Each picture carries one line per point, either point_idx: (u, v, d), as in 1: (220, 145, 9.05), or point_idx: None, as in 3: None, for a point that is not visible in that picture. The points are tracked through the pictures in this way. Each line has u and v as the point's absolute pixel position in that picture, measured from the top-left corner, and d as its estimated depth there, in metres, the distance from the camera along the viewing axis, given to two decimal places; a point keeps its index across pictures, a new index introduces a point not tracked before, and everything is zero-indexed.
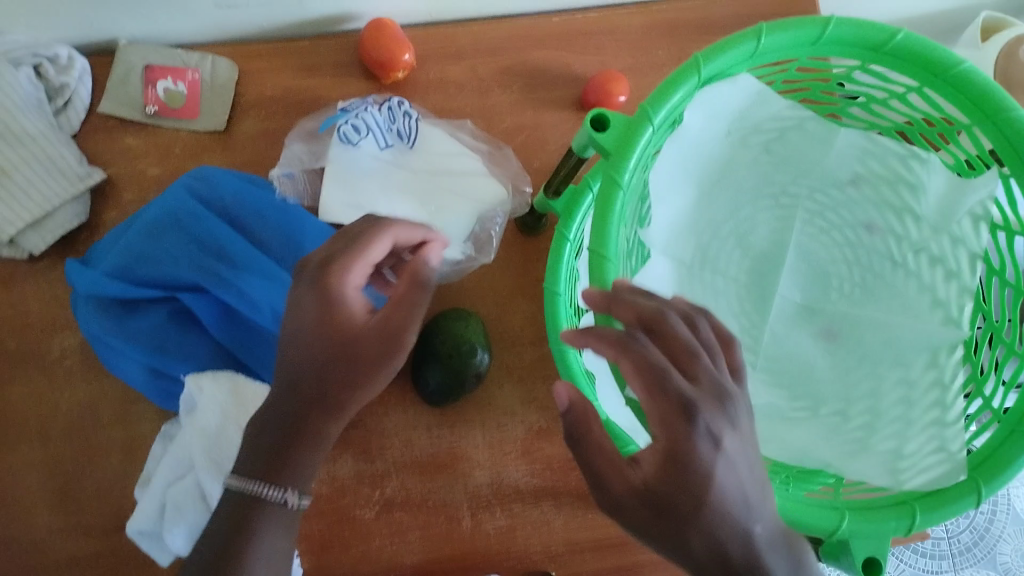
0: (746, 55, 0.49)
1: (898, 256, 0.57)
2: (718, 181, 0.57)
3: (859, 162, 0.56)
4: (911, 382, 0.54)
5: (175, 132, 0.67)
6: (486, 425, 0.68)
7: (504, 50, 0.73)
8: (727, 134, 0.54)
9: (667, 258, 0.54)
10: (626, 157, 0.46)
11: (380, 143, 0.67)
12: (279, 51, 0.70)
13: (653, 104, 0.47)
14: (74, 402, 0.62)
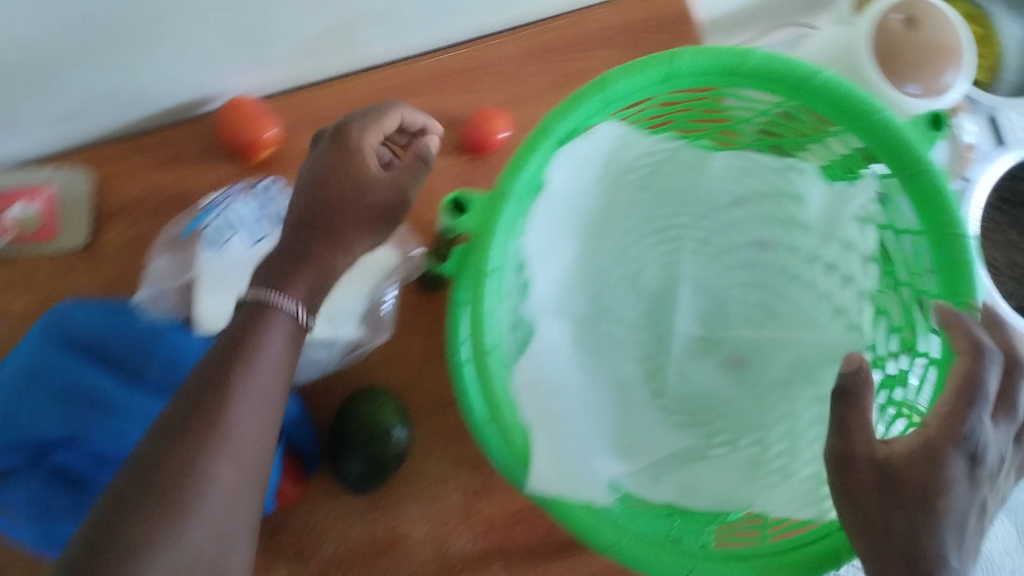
0: (599, 107, 0.50)
1: (792, 269, 0.55)
2: (597, 227, 0.53)
3: (738, 182, 0.54)
4: (828, 398, 0.52)
5: (38, 257, 0.63)
6: (420, 499, 0.65)
7: (373, 105, 0.69)
8: (598, 181, 0.51)
9: (563, 321, 0.52)
10: (489, 243, 0.49)
11: (252, 236, 0.59)
12: (133, 150, 0.65)
13: (509, 176, 0.49)
14: None
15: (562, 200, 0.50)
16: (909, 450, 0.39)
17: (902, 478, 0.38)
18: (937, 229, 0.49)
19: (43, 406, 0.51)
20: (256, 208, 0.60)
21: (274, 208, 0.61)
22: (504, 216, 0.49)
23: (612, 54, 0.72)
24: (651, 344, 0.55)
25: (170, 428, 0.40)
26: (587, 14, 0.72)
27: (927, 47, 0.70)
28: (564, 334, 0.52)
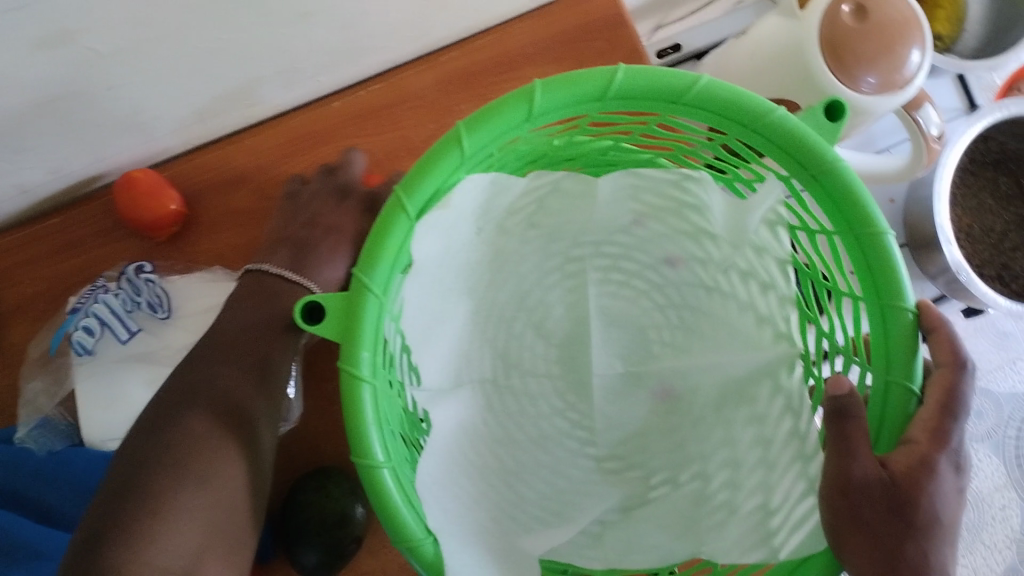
0: (453, 169, 0.41)
1: (711, 281, 0.49)
2: (490, 281, 0.48)
3: (632, 200, 0.47)
4: (762, 418, 0.47)
5: None
6: (387, 568, 0.61)
7: (288, 158, 0.63)
8: (477, 233, 0.45)
9: (459, 395, 0.47)
10: (358, 345, 0.39)
11: (123, 332, 0.55)
12: (28, 239, 0.60)
13: (364, 269, 0.40)
14: None
15: (436, 266, 0.43)
16: (911, 467, 0.40)
17: (903, 494, 0.40)
18: (855, 230, 0.43)
19: None
20: (128, 298, 0.55)
21: (148, 295, 0.56)
22: (369, 313, 0.39)
23: (546, 71, 0.64)
24: (571, 393, 0.55)
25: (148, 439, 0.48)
26: (515, 28, 0.64)
27: (883, 36, 0.61)
28: (466, 407, 0.48)
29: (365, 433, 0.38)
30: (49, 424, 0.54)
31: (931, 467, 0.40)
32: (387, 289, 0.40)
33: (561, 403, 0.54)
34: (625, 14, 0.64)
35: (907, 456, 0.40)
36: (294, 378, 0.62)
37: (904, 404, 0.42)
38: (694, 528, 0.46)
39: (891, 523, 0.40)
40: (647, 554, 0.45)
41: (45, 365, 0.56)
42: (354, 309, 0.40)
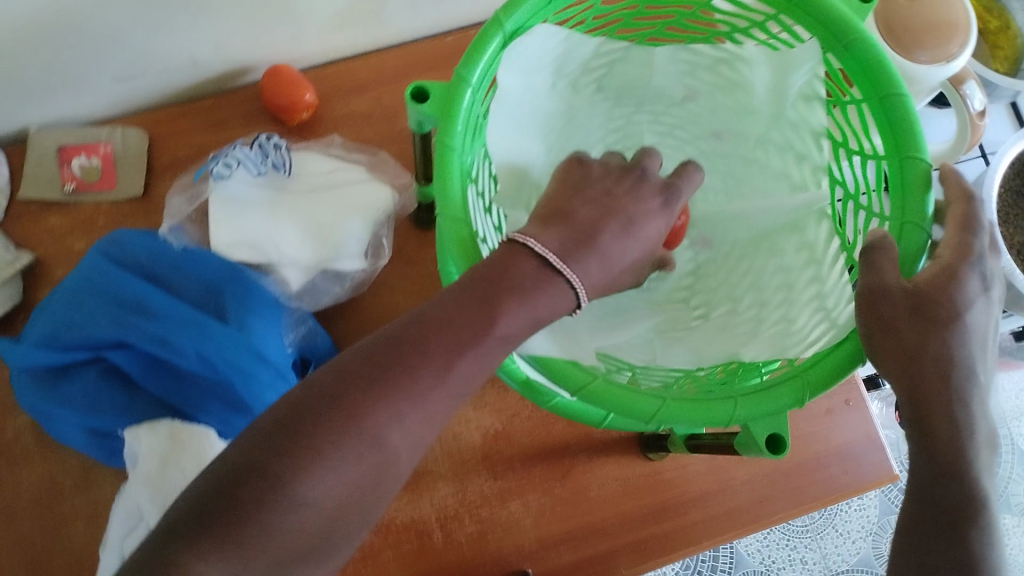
0: (542, 4, 0.49)
1: (751, 155, 0.57)
2: (561, 131, 0.56)
3: (688, 77, 0.55)
4: (788, 266, 0.53)
5: (97, 205, 0.69)
6: (443, 437, 0.70)
7: (405, 76, 0.74)
8: (553, 81, 0.53)
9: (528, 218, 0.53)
10: (453, 122, 0.47)
11: (255, 173, 0.64)
12: (186, 112, 0.71)
13: (465, 66, 0.48)
14: (35, 480, 0.65)
15: (519, 99, 0.51)
16: (934, 280, 0.42)
17: (931, 305, 0.42)
18: (878, 90, 0.48)
19: (102, 310, 0.56)
20: (260, 157, 0.64)
21: (275, 156, 0.65)
22: (463, 100, 0.47)
23: None
24: None
25: (313, 404, 0.35)
26: None
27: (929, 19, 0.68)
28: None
29: (450, 184, 0.45)
30: (183, 229, 0.63)
31: (955, 272, 0.42)
32: (477, 90, 0.48)
33: None
34: None
35: (939, 273, 0.42)
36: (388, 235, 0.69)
37: (918, 241, 0.45)
38: (723, 337, 0.51)
39: (918, 333, 0.42)
40: (686, 355, 0.49)
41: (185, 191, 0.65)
42: (452, 103, 0.47)
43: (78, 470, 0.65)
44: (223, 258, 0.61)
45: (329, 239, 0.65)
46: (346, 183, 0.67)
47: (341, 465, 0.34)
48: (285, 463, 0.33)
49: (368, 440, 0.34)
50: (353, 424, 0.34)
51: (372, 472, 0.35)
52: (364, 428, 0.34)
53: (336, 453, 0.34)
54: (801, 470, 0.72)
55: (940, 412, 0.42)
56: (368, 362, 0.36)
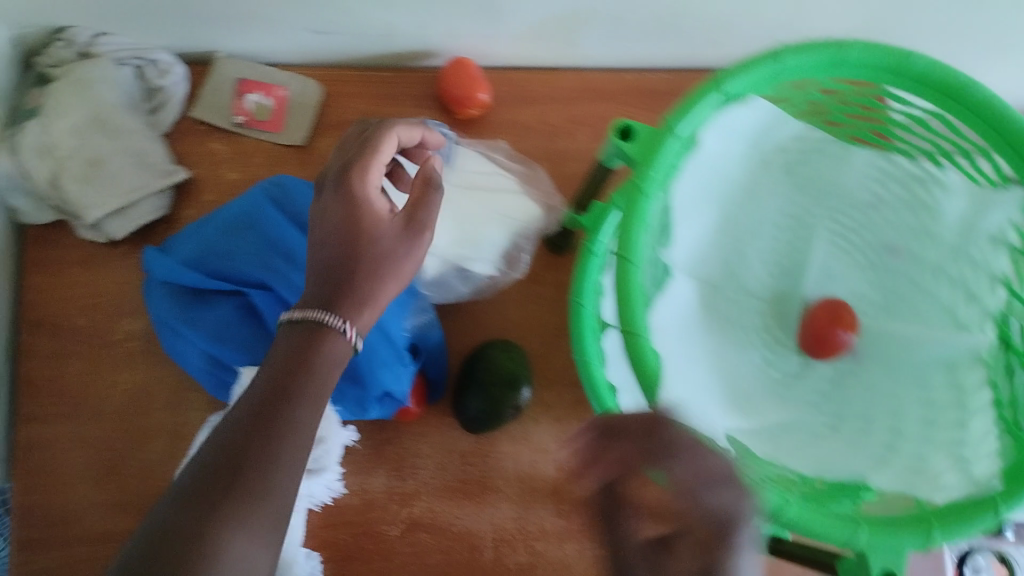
0: (765, 75, 0.47)
1: (920, 280, 0.54)
2: (742, 205, 0.54)
3: (878, 184, 0.54)
4: (930, 400, 0.51)
5: (258, 143, 0.71)
6: (519, 458, 0.69)
7: (578, 100, 0.74)
8: (748, 155, 0.53)
9: (691, 280, 0.52)
10: (650, 169, 0.47)
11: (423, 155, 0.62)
12: (363, 78, 0.73)
13: (676, 116, 0.47)
14: (131, 385, 0.66)
15: (712, 163, 0.51)
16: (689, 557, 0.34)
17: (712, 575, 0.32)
18: None
19: (252, 250, 0.56)
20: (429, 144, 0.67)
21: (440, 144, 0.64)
22: (665, 150, 0.47)
23: None
24: (771, 319, 0.55)
25: (186, 513, 0.37)
26: None
27: None
28: (693, 296, 0.52)
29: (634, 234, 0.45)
30: None
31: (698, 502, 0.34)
32: (685, 143, 0.48)
33: (764, 336, 0.55)
34: None
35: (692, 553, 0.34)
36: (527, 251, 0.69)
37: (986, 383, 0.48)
38: (858, 454, 0.50)
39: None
40: (810, 459, 0.49)
41: None
42: (655, 150, 0.47)
43: (173, 386, 0.66)
44: None
45: (472, 240, 0.64)
46: (499, 190, 0.67)
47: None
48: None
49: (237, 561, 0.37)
50: (220, 550, 0.36)
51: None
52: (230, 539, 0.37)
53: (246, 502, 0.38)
54: None
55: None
56: (234, 448, 0.39)
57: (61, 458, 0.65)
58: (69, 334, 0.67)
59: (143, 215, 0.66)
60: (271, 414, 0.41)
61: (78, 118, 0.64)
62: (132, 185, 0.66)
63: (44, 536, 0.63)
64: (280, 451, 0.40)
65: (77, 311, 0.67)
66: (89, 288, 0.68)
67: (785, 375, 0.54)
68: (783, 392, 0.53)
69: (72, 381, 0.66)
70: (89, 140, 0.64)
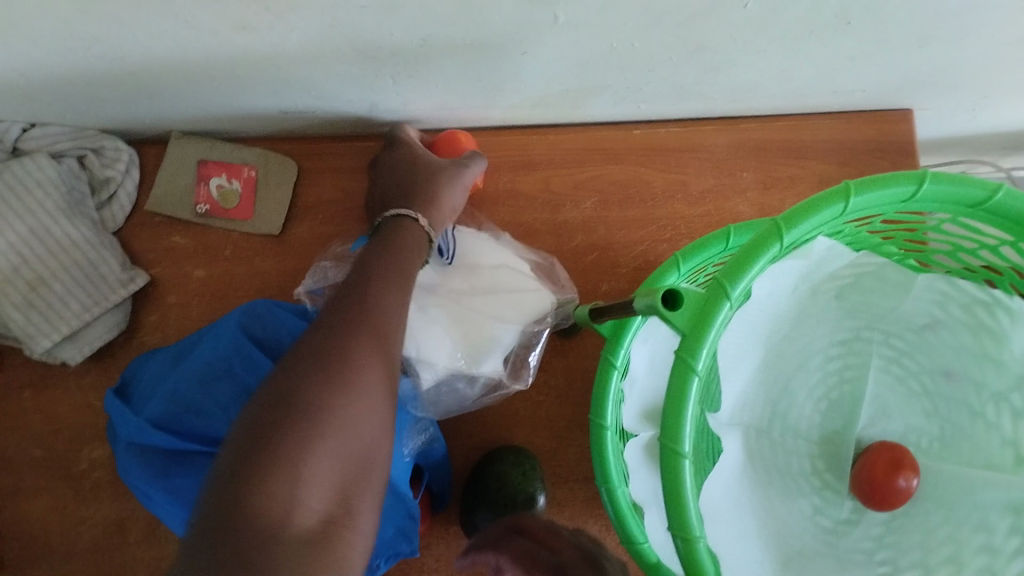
0: (829, 219, 0.42)
1: (977, 409, 0.49)
2: (788, 339, 0.48)
3: (937, 308, 0.48)
4: (995, 549, 0.46)
5: (226, 233, 0.63)
6: None
7: (581, 163, 0.67)
8: (796, 290, 0.46)
9: (736, 435, 0.47)
10: (700, 339, 0.41)
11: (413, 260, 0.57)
12: (340, 151, 0.64)
13: (729, 276, 0.41)
14: (99, 520, 0.60)
15: (759, 308, 0.45)
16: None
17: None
18: None
19: (235, 402, 0.50)
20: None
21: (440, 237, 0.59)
22: (719, 317, 0.41)
23: (829, 167, 0.69)
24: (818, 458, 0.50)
25: (311, 361, 0.38)
26: (810, 118, 0.69)
27: None
28: (738, 453, 0.47)
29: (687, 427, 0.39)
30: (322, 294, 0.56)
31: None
32: (738, 302, 0.42)
33: (814, 480, 0.49)
34: (915, 145, 0.68)
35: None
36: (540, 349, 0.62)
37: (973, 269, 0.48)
38: None
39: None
40: None
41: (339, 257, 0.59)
42: (706, 318, 0.41)
43: (150, 519, 0.60)
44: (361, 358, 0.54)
45: (481, 341, 0.56)
46: (509, 285, 0.59)
47: (347, 416, 0.37)
48: (312, 393, 0.37)
49: (371, 384, 0.39)
50: (363, 360, 0.39)
51: (379, 407, 0.39)
52: (362, 355, 0.40)
53: (360, 367, 0.39)
54: None
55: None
56: (341, 320, 0.41)
57: None
58: (27, 467, 0.60)
59: (98, 335, 0.58)
60: (377, 281, 0.45)
61: (17, 232, 0.55)
62: (85, 301, 0.57)
63: None
64: (386, 321, 0.43)
65: (32, 442, 0.60)
66: (43, 414, 0.60)
67: (836, 521, 0.49)
68: (838, 542, 0.49)
69: (33, 520, 0.59)
70: (32, 257, 0.55)
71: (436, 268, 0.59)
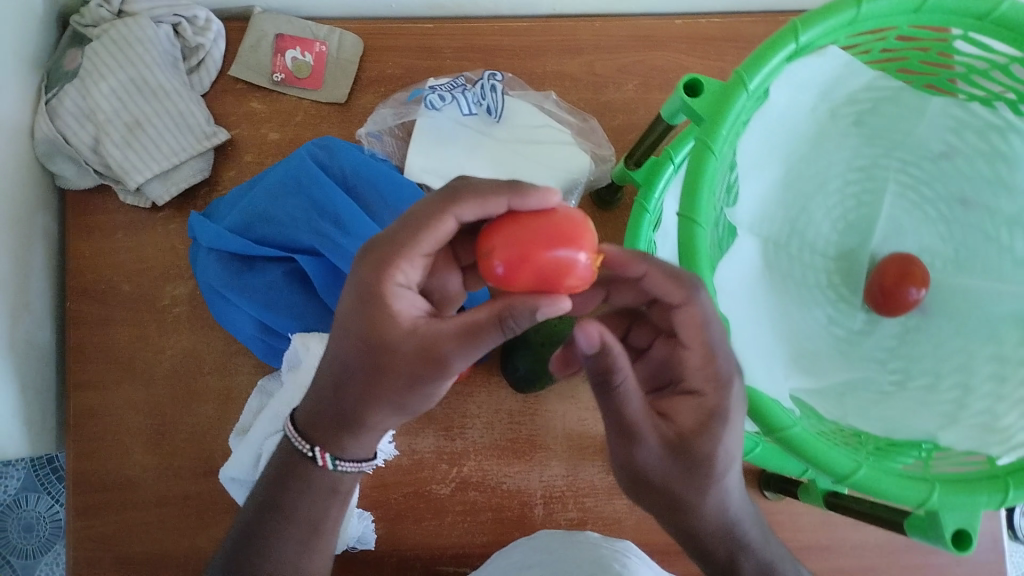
0: (845, 24, 0.45)
1: (992, 233, 0.52)
2: (807, 159, 0.52)
3: (952, 133, 0.51)
4: (1005, 358, 0.49)
5: (297, 101, 0.69)
6: (567, 416, 0.69)
7: (625, 48, 0.71)
8: (814, 108, 0.50)
9: (755, 238, 0.50)
10: (719, 124, 0.45)
11: (464, 112, 0.65)
12: (404, 32, 0.70)
13: (748, 69, 0.45)
14: (178, 349, 0.66)
15: (777, 118, 0.48)
16: (695, 422, 0.40)
17: (646, 478, 0.41)
18: None
19: (302, 213, 0.57)
20: (475, 97, 0.65)
21: (490, 100, 0.65)
22: (736, 106, 0.45)
23: None
24: (837, 276, 0.54)
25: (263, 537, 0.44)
26: None
27: None
28: (757, 255, 0.50)
29: (709, 196, 0.43)
30: (380, 138, 0.66)
31: (719, 419, 0.39)
32: (754, 98, 0.45)
33: (831, 295, 0.54)
34: None
35: (691, 411, 0.40)
36: (578, 193, 0.64)
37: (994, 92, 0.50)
38: (924, 408, 0.48)
39: (633, 483, 0.41)
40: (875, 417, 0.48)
41: (396, 104, 0.66)
42: (723, 107, 0.45)
43: (223, 350, 0.66)
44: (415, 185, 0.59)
45: None
46: (551, 144, 0.65)
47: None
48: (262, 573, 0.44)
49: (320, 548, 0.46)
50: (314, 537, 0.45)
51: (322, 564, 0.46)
52: (309, 525, 0.45)
53: (308, 558, 0.45)
54: (914, 550, 0.69)
55: (720, 567, 0.43)
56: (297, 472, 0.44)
57: (110, 426, 0.65)
58: (117, 301, 0.66)
59: (184, 178, 0.66)
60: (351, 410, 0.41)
61: (117, 80, 0.64)
62: (174, 147, 0.65)
63: (97, 503, 0.64)
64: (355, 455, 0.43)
65: (121, 278, 0.67)
66: (132, 253, 0.67)
67: (849, 331, 0.53)
68: (850, 350, 0.52)
69: (119, 348, 0.66)
70: (130, 103, 0.64)
71: (484, 123, 0.65)
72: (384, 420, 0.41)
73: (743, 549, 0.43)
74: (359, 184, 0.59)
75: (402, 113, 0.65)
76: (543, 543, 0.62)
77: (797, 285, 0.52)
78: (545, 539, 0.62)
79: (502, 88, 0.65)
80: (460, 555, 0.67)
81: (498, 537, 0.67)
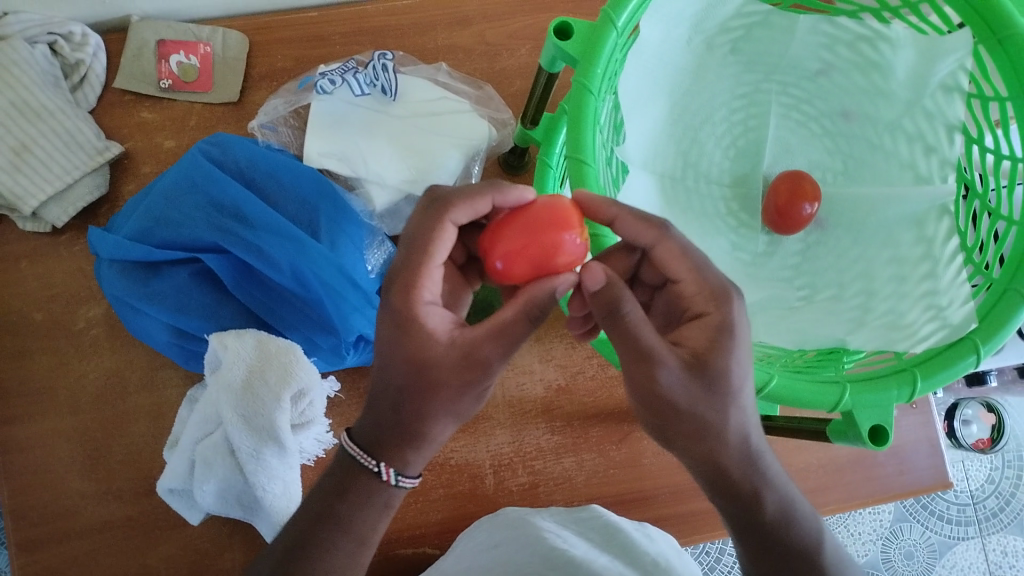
0: None
1: (876, 140, 0.53)
2: (688, 90, 0.52)
3: (825, 49, 0.53)
4: (902, 259, 0.50)
5: (189, 105, 0.68)
6: (505, 384, 0.69)
7: (512, 13, 0.71)
8: (690, 41, 0.50)
9: (649, 174, 0.51)
10: (592, 66, 0.44)
11: (357, 93, 0.64)
12: (287, 23, 0.70)
13: (614, 8, 0.44)
14: (100, 369, 0.64)
15: (654, 52, 0.48)
16: (705, 341, 0.36)
17: (657, 398, 0.37)
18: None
19: (203, 212, 0.60)
20: (368, 79, 0.65)
21: (383, 80, 0.65)
22: (608, 44, 0.44)
23: None
24: (735, 203, 0.55)
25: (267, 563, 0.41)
26: None
27: None
28: (652, 190, 0.51)
29: (591, 132, 0.42)
30: (275, 131, 0.66)
31: (726, 330, 0.36)
32: (623, 34, 0.45)
33: (732, 221, 0.55)
34: None
35: (698, 329, 0.37)
36: (480, 161, 0.66)
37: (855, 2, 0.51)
38: (834, 317, 0.49)
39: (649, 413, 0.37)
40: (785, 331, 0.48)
41: (287, 94, 0.66)
42: (595, 46, 0.45)
43: (146, 365, 0.65)
44: (315, 170, 0.63)
45: (422, 171, 0.63)
46: (448, 114, 0.65)
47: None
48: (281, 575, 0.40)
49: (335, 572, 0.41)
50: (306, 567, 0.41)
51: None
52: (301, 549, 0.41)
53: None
54: (855, 465, 0.70)
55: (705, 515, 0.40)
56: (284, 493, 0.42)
57: (41, 457, 0.63)
58: (30, 330, 0.65)
59: (80, 196, 0.65)
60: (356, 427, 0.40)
61: None
62: (66, 166, 0.64)
63: (35, 536, 0.62)
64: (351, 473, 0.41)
65: (32, 306, 0.65)
66: (39, 279, 0.65)
67: (754, 255, 0.54)
68: (757, 272, 0.53)
69: (39, 377, 0.64)
70: (14, 126, 0.62)
71: (378, 103, 0.65)
72: (372, 438, 0.40)
73: (768, 482, 0.39)
74: (259, 175, 0.63)
75: (292, 100, 0.66)
76: (506, 521, 0.59)
77: (695, 217, 0.53)
78: (509, 516, 0.60)
79: (393, 66, 0.65)
80: (416, 536, 0.66)
81: (453, 511, 0.67)
